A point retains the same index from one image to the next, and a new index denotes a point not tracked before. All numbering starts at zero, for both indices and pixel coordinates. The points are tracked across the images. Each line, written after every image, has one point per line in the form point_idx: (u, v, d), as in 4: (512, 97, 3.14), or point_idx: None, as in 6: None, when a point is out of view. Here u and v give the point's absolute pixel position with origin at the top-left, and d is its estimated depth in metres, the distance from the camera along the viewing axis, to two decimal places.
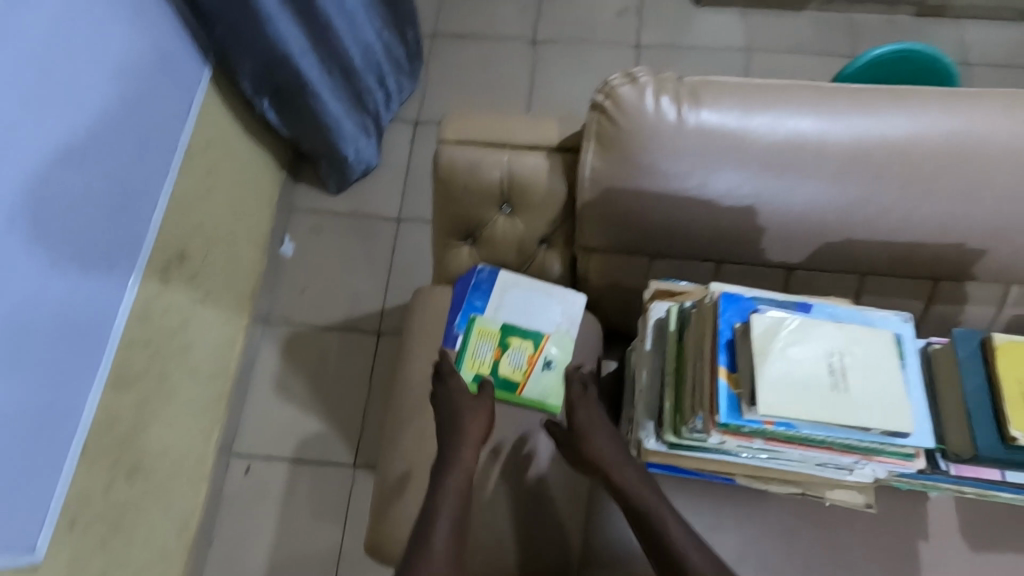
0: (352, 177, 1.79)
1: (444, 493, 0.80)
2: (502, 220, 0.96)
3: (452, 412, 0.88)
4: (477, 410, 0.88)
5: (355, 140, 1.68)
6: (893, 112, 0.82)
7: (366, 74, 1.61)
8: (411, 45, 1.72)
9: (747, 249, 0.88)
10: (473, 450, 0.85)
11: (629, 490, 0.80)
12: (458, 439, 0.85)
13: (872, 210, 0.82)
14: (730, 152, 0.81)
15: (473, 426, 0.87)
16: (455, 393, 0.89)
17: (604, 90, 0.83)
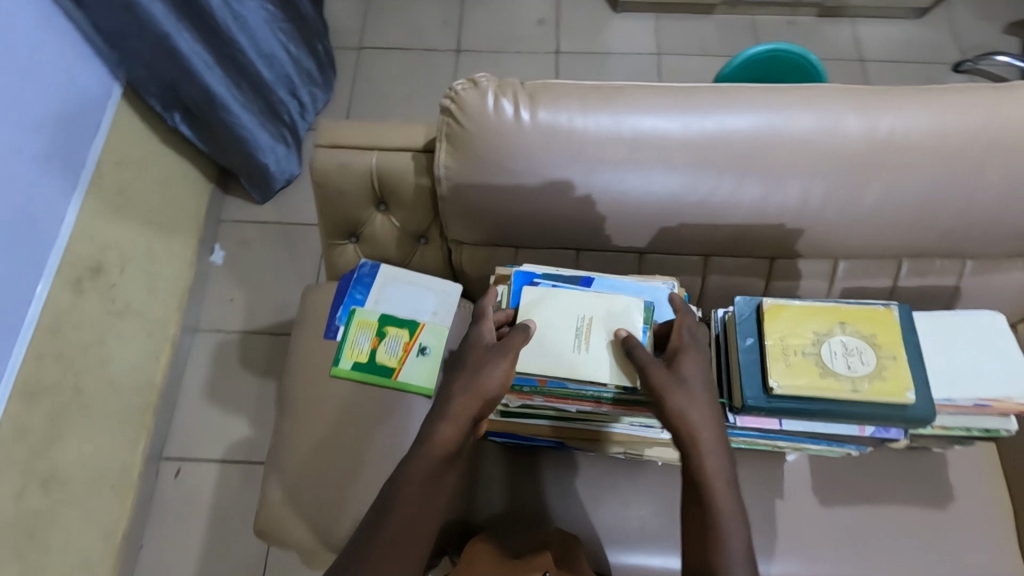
0: (277, 187, 1.85)
1: (418, 462, 0.71)
2: (380, 219, 1.04)
3: (468, 359, 0.77)
4: (497, 363, 0.75)
5: (273, 150, 1.75)
6: (717, 110, 0.89)
7: (277, 87, 1.70)
8: (320, 58, 1.87)
9: (596, 236, 0.96)
10: (469, 416, 0.73)
11: (699, 449, 0.68)
12: (461, 395, 0.73)
13: (703, 199, 0.91)
14: (566, 150, 0.89)
15: (484, 384, 0.74)
16: (476, 343, 0.78)
17: (449, 95, 0.90)
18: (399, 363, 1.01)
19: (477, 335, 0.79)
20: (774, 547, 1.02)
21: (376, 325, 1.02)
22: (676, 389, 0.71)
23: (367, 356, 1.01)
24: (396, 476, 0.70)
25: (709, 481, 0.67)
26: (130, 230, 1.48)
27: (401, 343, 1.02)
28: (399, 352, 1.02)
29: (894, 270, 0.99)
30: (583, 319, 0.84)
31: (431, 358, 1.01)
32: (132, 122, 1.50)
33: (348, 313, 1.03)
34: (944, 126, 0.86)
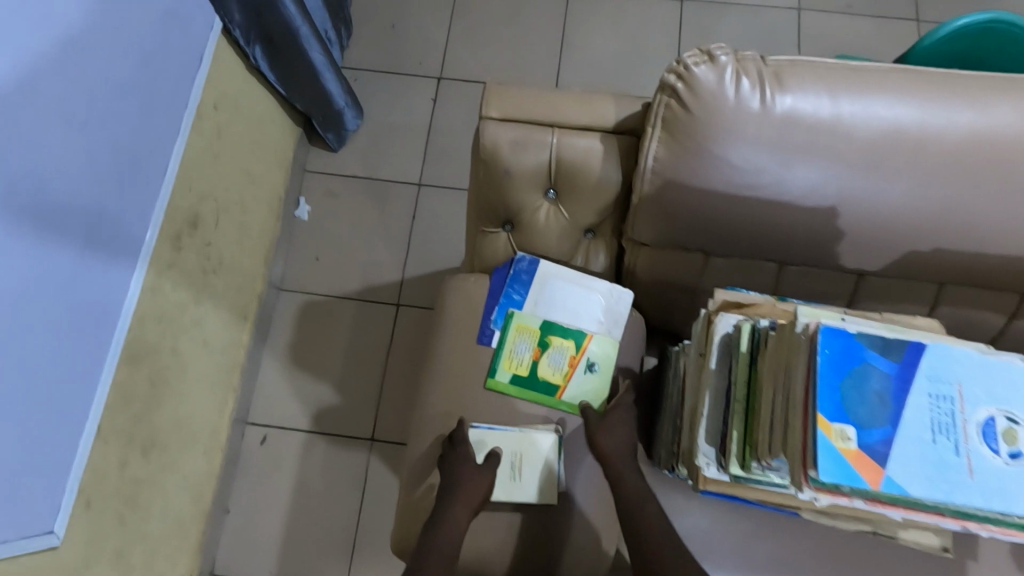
0: (348, 129, 1.69)
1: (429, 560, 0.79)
2: (547, 207, 0.88)
3: (454, 477, 0.84)
4: (480, 479, 0.84)
5: (342, 92, 1.57)
6: (1008, 108, 0.70)
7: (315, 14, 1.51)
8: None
9: (821, 253, 0.80)
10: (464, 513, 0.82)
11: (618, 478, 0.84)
12: (451, 504, 0.82)
13: (969, 222, 0.73)
14: (812, 144, 0.71)
15: (469, 497, 0.83)
16: (461, 462, 0.85)
17: (676, 68, 0.73)
18: (566, 381, 0.91)
19: (457, 450, 0.86)
20: None
21: (539, 332, 0.91)
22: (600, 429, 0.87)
23: (528, 368, 0.91)
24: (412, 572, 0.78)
25: (630, 498, 0.82)
26: (225, 183, 1.35)
27: (566, 357, 0.91)
28: (564, 367, 0.91)
29: None
30: (518, 452, 0.88)
31: (600, 376, 0.91)
32: (231, 59, 1.33)
33: (508, 316, 0.91)
34: None
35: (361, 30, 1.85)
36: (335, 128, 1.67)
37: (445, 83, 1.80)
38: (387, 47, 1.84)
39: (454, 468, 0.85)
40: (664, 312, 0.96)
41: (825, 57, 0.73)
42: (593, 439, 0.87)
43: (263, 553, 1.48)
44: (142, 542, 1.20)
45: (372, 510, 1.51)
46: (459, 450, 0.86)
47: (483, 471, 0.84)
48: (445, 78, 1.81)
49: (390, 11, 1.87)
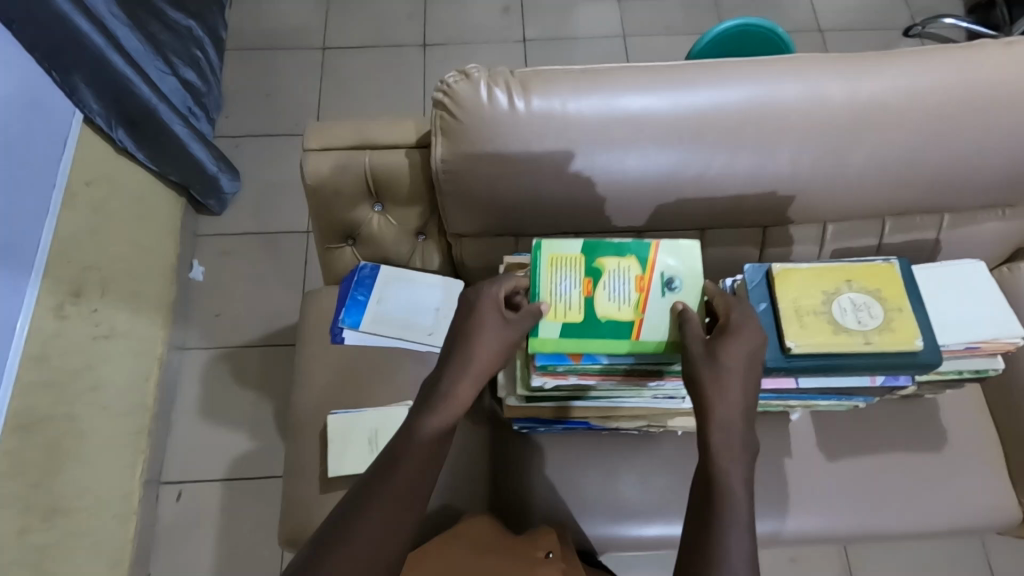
0: (228, 192, 1.79)
1: (416, 440, 0.64)
2: (376, 219, 1.03)
3: (472, 319, 0.71)
4: (505, 334, 0.71)
5: (210, 159, 1.68)
6: (703, 85, 0.91)
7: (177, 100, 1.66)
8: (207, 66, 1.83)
9: (598, 217, 0.97)
10: (479, 378, 0.68)
11: (714, 420, 0.64)
12: (461, 367, 0.68)
13: (696, 175, 0.93)
14: (561, 131, 0.89)
15: (487, 349, 0.69)
16: (484, 306, 0.71)
17: (442, 88, 0.90)
18: (640, 312, 0.75)
19: (486, 292, 0.73)
20: (788, 504, 1.07)
21: (582, 261, 0.78)
22: (716, 382, 0.65)
23: (582, 312, 0.76)
24: (389, 466, 0.63)
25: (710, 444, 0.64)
26: (109, 253, 1.44)
27: (577, 280, 0.77)
28: (631, 294, 0.76)
29: (879, 228, 1.03)
30: (374, 427, 0.97)
31: (682, 294, 0.75)
32: (99, 140, 1.44)
33: (539, 252, 0.78)
34: (924, 84, 0.90)
35: (237, 101, 2.00)
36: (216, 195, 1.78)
37: None
38: (264, 113, 1.99)
39: (471, 318, 0.71)
40: None
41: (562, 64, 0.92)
42: (696, 373, 0.66)
43: None
44: None
45: None
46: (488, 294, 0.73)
47: (512, 323, 0.72)
48: None
49: (263, 81, 2.03)
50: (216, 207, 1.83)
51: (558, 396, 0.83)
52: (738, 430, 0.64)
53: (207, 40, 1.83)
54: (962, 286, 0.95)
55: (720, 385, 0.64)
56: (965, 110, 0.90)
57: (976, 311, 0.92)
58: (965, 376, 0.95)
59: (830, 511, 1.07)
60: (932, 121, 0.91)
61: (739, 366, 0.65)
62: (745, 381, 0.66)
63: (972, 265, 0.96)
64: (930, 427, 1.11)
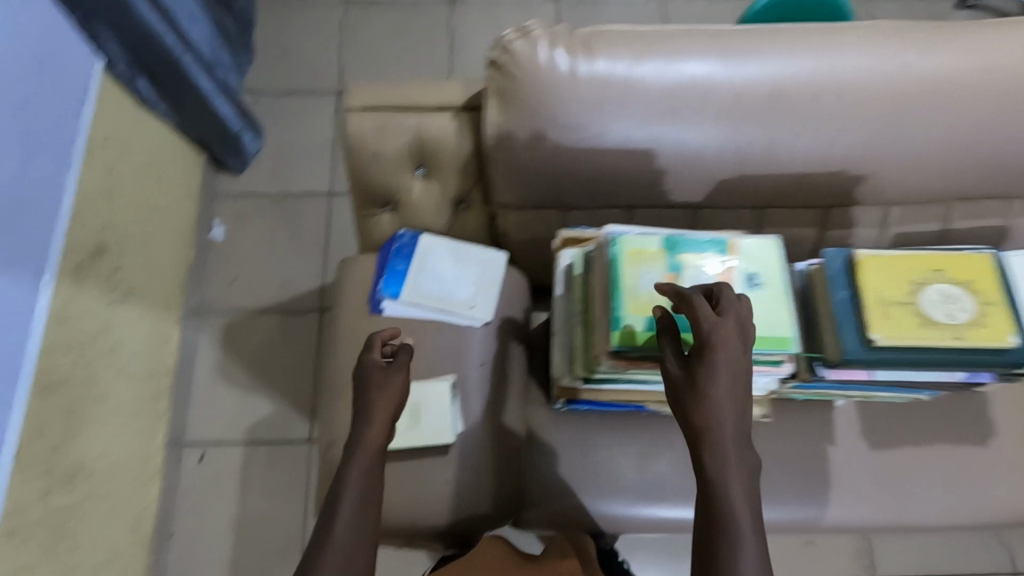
0: (249, 152, 1.73)
1: (345, 493, 0.75)
2: (417, 185, 0.98)
3: (365, 381, 0.85)
4: (393, 382, 0.84)
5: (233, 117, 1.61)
6: (775, 55, 0.85)
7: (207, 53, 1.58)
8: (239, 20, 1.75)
9: (652, 192, 0.92)
10: (387, 420, 0.81)
11: (708, 442, 0.60)
12: (367, 416, 0.81)
13: (759, 152, 0.88)
14: (621, 99, 0.84)
15: (387, 399, 0.83)
16: (370, 367, 0.85)
17: (498, 47, 0.84)
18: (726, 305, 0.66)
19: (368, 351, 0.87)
20: (827, 494, 1.05)
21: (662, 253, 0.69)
22: (701, 403, 0.61)
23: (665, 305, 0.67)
24: (325, 521, 0.73)
25: (705, 466, 0.60)
26: (128, 213, 1.40)
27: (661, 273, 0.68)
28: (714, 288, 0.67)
29: (946, 213, 0.98)
30: (414, 402, 0.94)
31: (769, 289, 0.66)
32: (118, 93, 1.38)
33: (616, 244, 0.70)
34: (1012, 61, 0.84)
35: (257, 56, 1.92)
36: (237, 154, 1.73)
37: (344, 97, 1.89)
38: (284, 70, 1.91)
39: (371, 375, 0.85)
40: (537, 265, 1.07)
41: (617, 27, 0.86)
42: (683, 391, 0.62)
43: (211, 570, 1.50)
44: (77, 568, 1.21)
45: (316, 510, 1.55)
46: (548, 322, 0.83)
47: (396, 372, 0.85)
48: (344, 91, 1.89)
49: (284, 35, 1.95)
50: (236, 167, 1.78)
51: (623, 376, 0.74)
52: (730, 454, 0.60)
53: None
54: None
55: (713, 402, 0.60)
56: None
57: None
58: None
59: (870, 502, 1.06)
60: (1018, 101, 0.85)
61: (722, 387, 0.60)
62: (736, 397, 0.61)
63: None
64: (977, 420, 1.08)
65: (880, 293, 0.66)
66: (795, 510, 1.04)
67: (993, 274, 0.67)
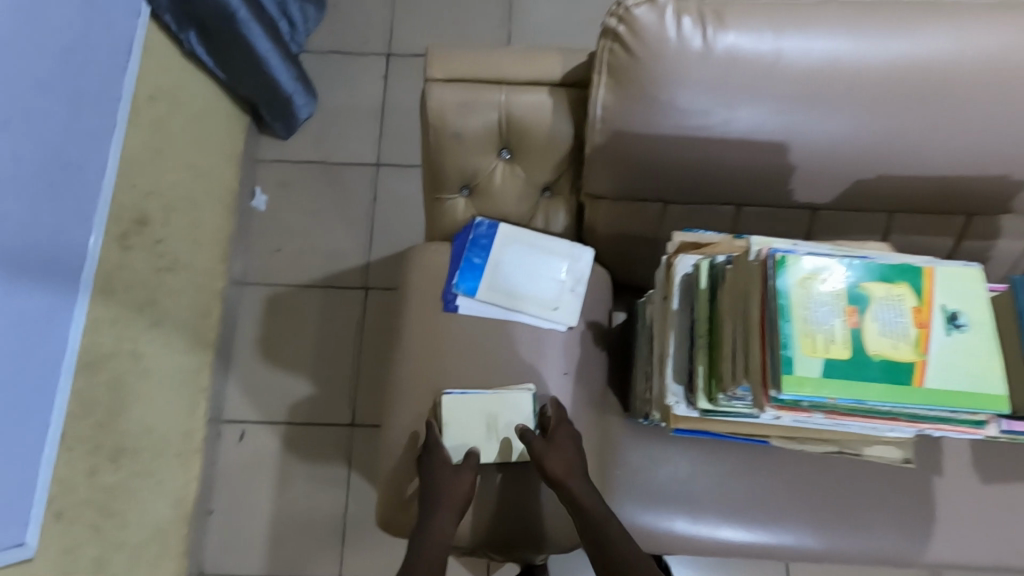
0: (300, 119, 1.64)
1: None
2: (501, 168, 0.87)
3: (433, 470, 0.82)
4: (461, 479, 0.82)
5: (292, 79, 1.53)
6: (947, 32, 0.71)
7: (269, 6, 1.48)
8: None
9: (773, 190, 0.80)
10: (451, 516, 0.81)
11: None
12: (432, 509, 0.81)
13: (910, 149, 0.75)
14: (756, 79, 0.71)
15: (454, 496, 0.81)
16: (441, 465, 0.83)
17: (616, 12, 0.71)
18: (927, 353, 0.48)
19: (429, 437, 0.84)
20: (931, 529, 0.95)
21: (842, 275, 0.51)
22: None
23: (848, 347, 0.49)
24: None
25: None
26: (172, 179, 1.31)
27: (841, 303, 0.50)
28: (907, 329, 0.49)
29: None
30: (493, 413, 0.86)
31: (978, 335, 0.49)
32: (163, 48, 1.28)
33: (781, 268, 0.50)
34: None
35: None
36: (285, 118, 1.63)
37: (394, 59, 1.76)
38: (331, 27, 1.78)
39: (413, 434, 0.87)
40: (623, 263, 0.96)
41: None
42: None
43: (251, 550, 1.47)
44: (123, 549, 1.18)
45: (358, 496, 1.50)
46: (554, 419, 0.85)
47: (465, 468, 0.83)
48: (394, 53, 1.76)
49: None
50: (282, 131, 1.68)
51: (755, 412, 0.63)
52: None
53: None
54: None
55: None
56: None
57: None
58: None
59: (978, 540, 0.96)
60: None
61: None
62: None
63: None
64: None
65: None
66: (894, 545, 0.95)
67: None
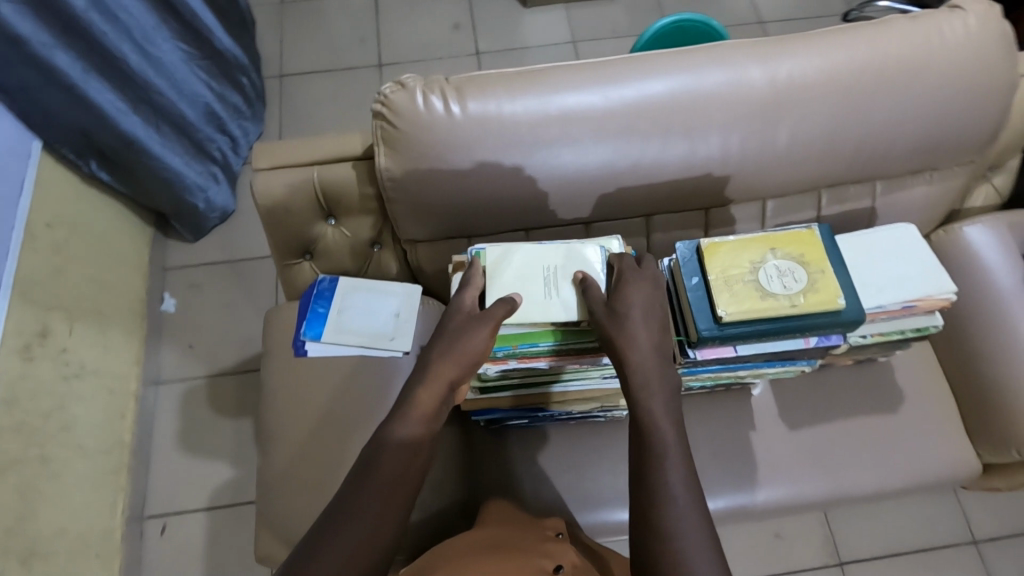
0: (210, 224, 1.84)
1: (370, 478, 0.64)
2: (330, 231, 1.06)
3: (452, 324, 0.76)
4: (476, 333, 0.74)
5: (204, 188, 1.75)
6: (634, 79, 0.95)
7: (202, 125, 1.69)
8: (248, 92, 1.86)
9: (541, 214, 1.01)
10: (451, 377, 0.72)
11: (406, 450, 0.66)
12: (426, 370, 0.72)
13: (632, 167, 0.96)
14: (500, 133, 0.93)
15: (465, 349, 0.73)
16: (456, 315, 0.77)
17: (380, 100, 0.93)
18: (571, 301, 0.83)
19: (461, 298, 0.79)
20: (754, 476, 1.10)
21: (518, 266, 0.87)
22: (414, 432, 0.68)
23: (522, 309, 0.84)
24: (357, 472, 0.65)
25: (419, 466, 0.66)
26: (73, 292, 1.45)
27: None
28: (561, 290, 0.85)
29: (815, 202, 1.08)
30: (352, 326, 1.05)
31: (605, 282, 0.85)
32: (60, 181, 1.46)
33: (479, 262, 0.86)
34: (837, 62, 0.95)
35: None
36: (195, 224, 1.82)
37: None
38: None
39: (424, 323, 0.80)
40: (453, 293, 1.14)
41: (486, 72, 0.95)
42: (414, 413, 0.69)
43: None
44: None
45: None
46: (620, 263, 0.81)
47: (482, 321, 0.75)
48: None
49: None
50: (191, 236, 1.86)
51: (511, 382, 0.90)
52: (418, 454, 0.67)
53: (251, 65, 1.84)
54: (902, 248, 0.97)
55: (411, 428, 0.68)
56: (878, 86, 0.96)
57: (914, 270, 0.95)
58: (902, 334, 0.99)
59: (796, 481, 1.10)
60: (851, 97, 0.96)
61: (409, 419, 0.68)
62: (415, 440, 0.68)
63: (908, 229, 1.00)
64: (884, 388, 1.15)
65: (722, 273, 0.74)
66: (723, 497, 1.09)
67: (824, 246, 0.76)
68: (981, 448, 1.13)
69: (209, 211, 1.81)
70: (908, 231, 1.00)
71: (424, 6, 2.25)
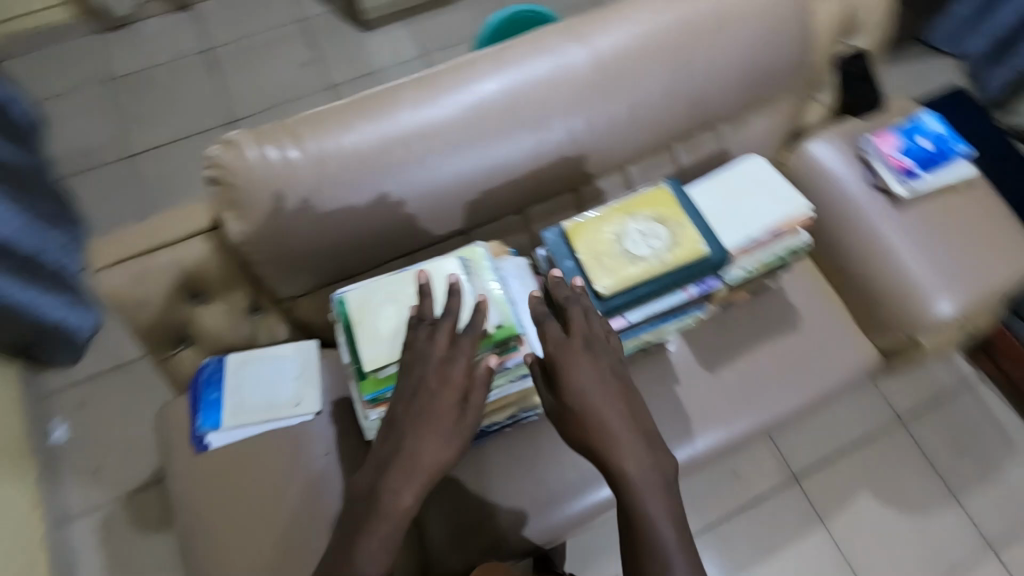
0: (83, 336, 1.67)
1: None
2: (201, 312, 0.99)
3: (432, 398, 0.71)
4: (452, 419, 0.71)
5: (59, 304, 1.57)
6: (468, 85, 0.95)
7: (21, 240, 1.48)
8: (45, 199, 1.71)
9: (414, 236, 0.99)
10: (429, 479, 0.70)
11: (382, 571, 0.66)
12: (412, 469, 0.68)
13: (489, 169, 0.97)
14: (347, 167, 0.90)
15: (445, 441, 0.70)
16: (429, 386, 0.71)
17: (212, 165, 0.88)
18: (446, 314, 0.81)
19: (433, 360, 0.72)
20: (690, 426, 1.13)
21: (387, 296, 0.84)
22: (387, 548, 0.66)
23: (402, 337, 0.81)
24: None
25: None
26: None
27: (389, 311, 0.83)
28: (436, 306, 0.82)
29: (671, 157, 1.13)
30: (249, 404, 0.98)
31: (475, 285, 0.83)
32: None
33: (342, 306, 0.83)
34: (649, 27, 1.00)
35: None
36: (66, 343, 1.64)
37: None
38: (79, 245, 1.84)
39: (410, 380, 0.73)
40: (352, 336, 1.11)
41: (317, 110, 0.92)
42: (387, 524, 0.66)
43: None
44: None
45: None
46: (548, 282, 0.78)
47: (467, 409, 0.72)
48: None
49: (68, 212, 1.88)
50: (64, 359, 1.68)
51: None
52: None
53: (28, 171, 1.68)
54: (757, 182, 1.03)
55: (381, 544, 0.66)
56: (692, 39, 1.01)
57: (773, 200, 1.01)
58: (779, 260, 1.05)
59: (728, 418, 1.14)
60: (671, 55, 1.01)
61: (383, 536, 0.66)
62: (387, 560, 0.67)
63: (758, 162, 1.06)
64: (783, 309, 1.21)
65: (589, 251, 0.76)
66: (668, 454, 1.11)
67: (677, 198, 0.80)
68: (876, 337, 1.22)
69: (76, 324, 1.64)
70: (759, 164, 1.06)
71: (261, 53, 2.16)
